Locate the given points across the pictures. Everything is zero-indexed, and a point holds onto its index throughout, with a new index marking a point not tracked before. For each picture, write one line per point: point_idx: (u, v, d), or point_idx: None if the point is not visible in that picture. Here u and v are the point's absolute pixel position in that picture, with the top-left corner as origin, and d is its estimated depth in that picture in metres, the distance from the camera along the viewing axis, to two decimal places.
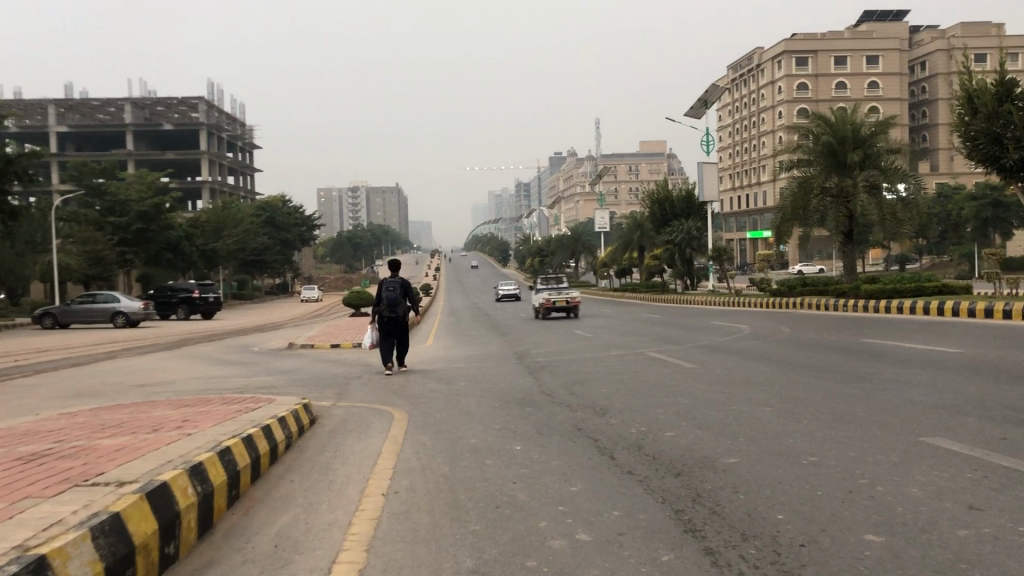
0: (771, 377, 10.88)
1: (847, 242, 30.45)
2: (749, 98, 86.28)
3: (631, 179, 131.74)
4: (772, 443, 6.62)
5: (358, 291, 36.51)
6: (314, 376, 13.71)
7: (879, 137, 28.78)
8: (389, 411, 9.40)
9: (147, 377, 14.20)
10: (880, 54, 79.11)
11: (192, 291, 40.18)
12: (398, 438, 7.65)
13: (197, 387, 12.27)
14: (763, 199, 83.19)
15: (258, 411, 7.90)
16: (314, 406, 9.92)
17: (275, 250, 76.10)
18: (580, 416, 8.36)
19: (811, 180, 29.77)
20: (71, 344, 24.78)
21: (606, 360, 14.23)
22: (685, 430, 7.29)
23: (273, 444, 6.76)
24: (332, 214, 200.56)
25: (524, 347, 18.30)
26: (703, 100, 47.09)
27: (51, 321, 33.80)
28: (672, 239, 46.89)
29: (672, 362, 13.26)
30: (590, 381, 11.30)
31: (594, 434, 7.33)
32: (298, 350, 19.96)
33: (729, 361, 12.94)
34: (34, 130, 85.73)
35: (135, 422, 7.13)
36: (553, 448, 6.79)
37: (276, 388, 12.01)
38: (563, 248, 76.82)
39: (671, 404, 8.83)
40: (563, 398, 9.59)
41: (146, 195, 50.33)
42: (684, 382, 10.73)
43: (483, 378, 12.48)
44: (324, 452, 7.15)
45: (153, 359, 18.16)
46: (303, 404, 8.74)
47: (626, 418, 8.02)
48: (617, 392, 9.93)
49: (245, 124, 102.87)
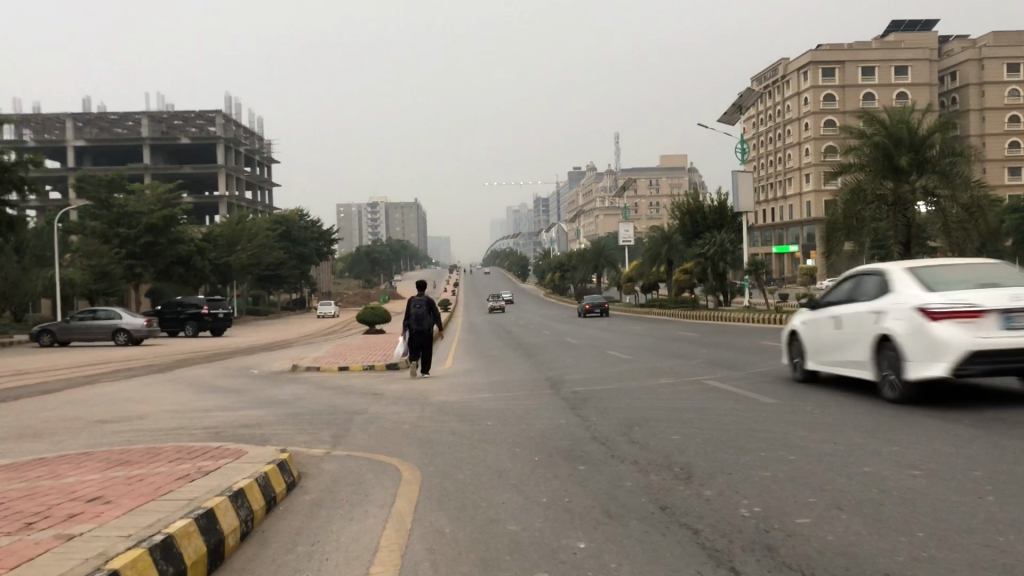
0: (880, 417, 8.58)
1: (905, 254, 27.80)
2: (774, 109, 83.98)
3: (651, 195, 129.35)
4: (991, 552, 4.27)
5: (374, 307, 34.32)
6: (313, 409, 11.51)
7: (937, 138, 26.25)
8: (396, 468, 7.08)
9: (115, 411, 11.86)
10: (908, 64, 76.20)
11: (200, 307, 38.16)
12: (405, 519, 5.40)
13: (166, 427, 9.92)
14: (792, 213, 80.70)
15: (207, 478, 5.61)
16: (302, 457, 7.68)
17: (291, 266, 74.12)
18: (660, 481, 6.12)
19: (863, 185, 27.23)
20: (62, 363, 22.74)
21: (658, 390, 11.95)
22: (828, 515, 5.04)
23: (217, 541, 4.51)
24: (352, 229, 199.20)
25: (559, 372, 15.92)
26: (737, 106, 44.69)
27: (49, 339, 31.80)
28: (704, 252, 44.40)
29: (743, 395, 10.93)
30: (652, 420, 9.07)
31: (687, 519, 5.11)
32: (302, 373, 17.68)
33: (812, 394, 10.59)
34: (52, 144, 84.65)
35: (13, 503, 4.81)
36: (636, 551, 4.54)
37: (263, 426, 9.82)
38: (585, 262, 74.35)
39: (779, 463, 6.58)
40: (624, 450, 7.34)
41: (156, 206, 48.33)
42: (775, 426, 8.37)
43: (515, 414, 10.06)
44: (298, 547, 4.84)
45: (138, 385, 15.96)
46: (278, 463, 6.48)
47: (728, 489, 5.80)
48: (693, 442, 7.64)
49: (263, 138, 101.40)
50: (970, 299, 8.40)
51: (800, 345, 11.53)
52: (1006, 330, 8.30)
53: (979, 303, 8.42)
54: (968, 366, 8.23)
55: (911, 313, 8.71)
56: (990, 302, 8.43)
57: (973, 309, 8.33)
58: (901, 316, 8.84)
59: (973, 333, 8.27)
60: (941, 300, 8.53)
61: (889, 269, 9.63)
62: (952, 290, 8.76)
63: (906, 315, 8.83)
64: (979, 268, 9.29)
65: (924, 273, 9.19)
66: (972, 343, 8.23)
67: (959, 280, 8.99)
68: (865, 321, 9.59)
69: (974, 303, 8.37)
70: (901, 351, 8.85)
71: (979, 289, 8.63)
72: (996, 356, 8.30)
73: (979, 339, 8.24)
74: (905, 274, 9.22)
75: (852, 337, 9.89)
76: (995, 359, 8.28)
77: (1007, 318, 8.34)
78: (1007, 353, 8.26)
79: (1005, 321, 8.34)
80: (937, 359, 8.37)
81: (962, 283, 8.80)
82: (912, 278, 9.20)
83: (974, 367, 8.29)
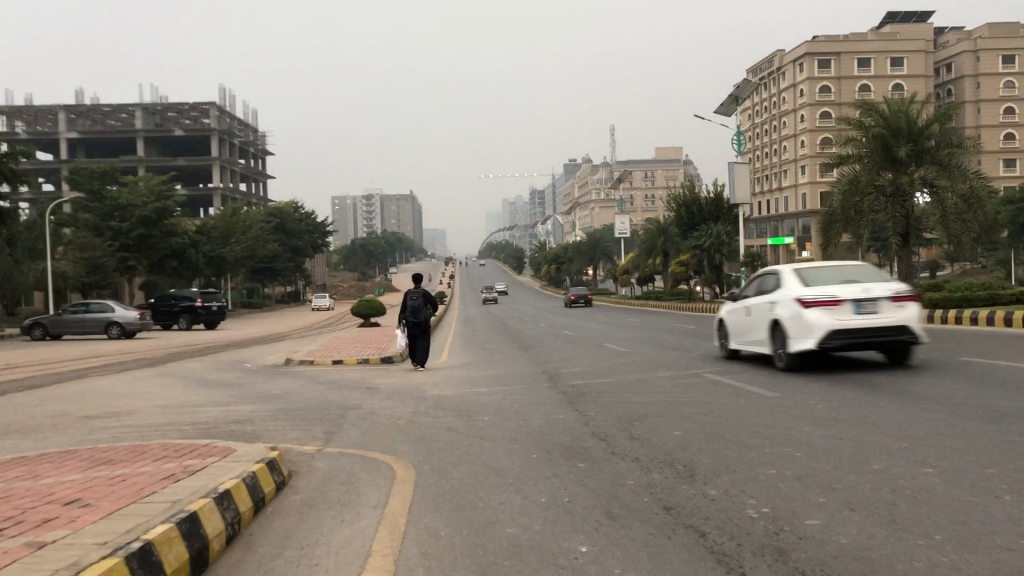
0: (882, 413, 8.39)
1: (903, 246, 27.61)
2: (770, 101, 83.71)
3: (647, 187, 129.07)
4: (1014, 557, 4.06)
5: (369, 300, 34.07)
6: (305, 404, 11.31)
7: (936, 128, 26.01)
8: (390, 466, 6.86)
9: (103, 407, 11.62)
10: (905, 56, 75.92)
11: (194, 300, 37.84)
12: (399, 521, 5.18)
13: (154, 423, 9.69)
14: (788, 205, 80.49)
15: (192, 479, 5.38)
16: (293, 455, 7.46)
17: (286, 258, 73.78)
18: (663, 480, 5.91)
19: (860, 177, 27.00)
20: (53, 357, 22.49)
21: (658, 384, 11.76)
22: (839, 517, 4.83)
23: (199, 546, 4.29)
24: (347, 222, 198.55)
25: (555, 366, 15.71)
26: (734, 97, 44.40)
27: (40, 332, 31.52)
28: (700, 244, 44.20)
29: (744, 388, 10.74)
30: (651, 415, 8.88)
31: (693, 520, 4.91)
32: (295, 367, 17.47)
33: (816, 389, 10.39)
34: (45, 136, 84.08)
35: None
36: (639, 554, 4.33)
37: (254, 422, 9.61)
38: (581, 254, 74.12)
39: (784, 461, 6.37)
40: (625, 446, 7.13)
41: (149, 198, 47.94)
42: (777, 421, 8.19)
43: (511, 409, 9.85)
44: (286, 552, 4.61)
45: (129, 379, 15.73)
46: (267, 461, 6.25)
47: (734, 489, 5.59)
48: (696, 438, 7.42)
49: (257, 130, 100.89)
50: (832, 291, 11.29)
51: (727, 330, 14.45)
52: (859, 313, 11.18)
53: (841, 293, 11.29)
54: (831, 340, 11.15)
55: (793, 303, 11.63)
56: (850, 293, 11.30)
57: (835, 299, 11.22)
58: (787, 305, 11.76)
59: (835, 317, 11.19)
60: (813, 293, 11.43)
61: (783, 268, 12.53)
62: (824, 284, 11.66)
63: (792, 303, 11.73)
64: (852, 268, 12.13)
65: (806, 270, 12.06)
66: (833, 324, 11.15)
67: (833, 276, 11.84)
68: (766, 310, 12.52)
69: (836, 293, 11.26)
70: (787, 332, 11.79)
71: (844, 283, 11.49)
72: (852, 333, 11.20)
73: (838, 321, 11.15)
74: (792, 271, 12.07)
75: (758, 322, 12.87)
76: (853, 335, 11.17)
77: (859, 304, 11.24)
78: (860, 332, 11.18)
79: (859, 307, 11.23)
80: (810, 337, 11.31)
81: (832, 279, 11.67)
82: (799, 276, 12.07)
83: (837, 341, 11.21)
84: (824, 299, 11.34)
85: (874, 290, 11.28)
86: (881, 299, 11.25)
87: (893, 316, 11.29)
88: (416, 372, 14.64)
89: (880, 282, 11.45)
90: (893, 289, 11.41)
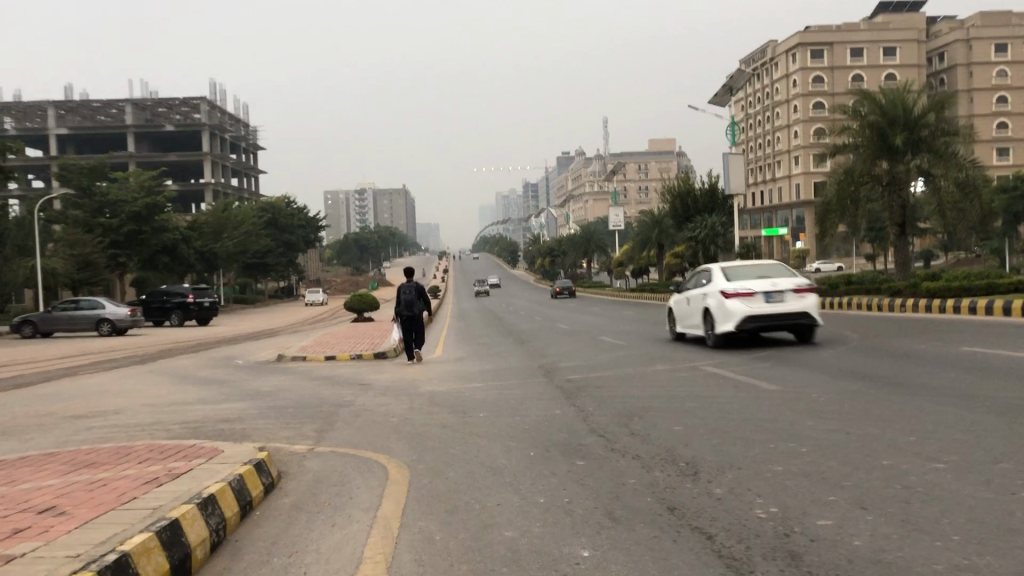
0: (886, 405, 8.20)
1: (900, 235, 27.50)
2: (762, 92, 83.51)
3: (639, 179, 128.88)
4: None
5: (362, 294, 33.80)
6: (296, 402, 11.08)
7: (933, 116, 25.81)
8: (383, 466, 6.64)
9: (91, 406, 11.37)
10: (897, 45, 75.72)
11: (186, 296, 37.55)
12: (392, 525, 4.97)
13: (141, 423, 9.46)
14: (782, 196, 80.39)
15: (176, 483, 5.16)
16: (282, 455, 7.22)
17: (279, 253, 73.40)
18: (666, 479, 5.71)
19: (856, 166, 26.83)
20: (43, 355, 22.22)
21: (656, 378, 11.57)
22: (852, 517, 4.64)
23: (180, 556, 4.06)
24: (340, 216, 197.79)
25: (551, 360, 15.52)
26: (728, 87, 44.13)
27: (30, 330, 31.19)
28: (694, 235, 43.99)
29: (743, 381, 10.56)
30: (651, 410, 8.68)
31: (699, 522, 4.71)
32: (288, 363, 17.24)
33: (816, 381, 10.23)
34: (34, 133, 83.45)
35: None
36: (644, 560, 4.14)
37: (244, 420, 9.39)
38: (575, 247, 73.93)
39: (789, 456, 6.17)
40: (624, 444, 6.92)
41: (139, 194, 47.56)
42: (780, 414, 7.98)
43: (507, 405, 9.64)
44: (273, 560, 4.40)
45: (119, 377, 15.48)
46: (255, 463, 6.02)
47: (740, 488, 5.40)
48: (697, 433, 7.22)
49: (248, 125, 100.31)
50: (749, 284, 14.03)
51: (675, 316, 17.29)
52: (770, 303, 13.91)
53: (755, 286, 14.06)
54: (746, 324, 13.91)
55: (718, 295, 14.44)
56: (763, 286, 14.06)
57: (749, 291, 14.01)
58: (714, 296, 14.56)
59: (750, 305, 13.98)
60: (734, 286, 14.19)
61: (716, 266, 15.28)
62: (744, 279, 14.46)
63: (720, 295, 14.50)
64: (769, 266, 14.89)
65: (733, 267, 14.76)
66: (748, 311, 13.95)
67: (752, 273, 14.58)
68: (700, 300, 15.35)
69: (752, 286, 14.02)
70: (715, 317, 14.60)
71: (759, 277, 14.22)
72: (764, 318, 13.96)
73: (752, 308, 13.88)
74: (721, 268, 14.78)
75: (695, 310, 15.68)
76: (765, 321, 13.91)
77: (769, 295, 14.02)
78: (770, 317, 13.97)
79: (770, 298, 13.96)
80: (730, 322, 14.14)
81: (751, 275, 14.38)
82: (727, 271, 14.82)
83: (751, 324, 13.95)
84: (742, 291, 14.11)
85: (781, 284, 14.02)
86: (788, 291, 13.98)
87: (797, 304, 14.01)
88: (410, 366, 14.43)
89: (787, 277, 14.18)
90: (798, 283, 14.13)
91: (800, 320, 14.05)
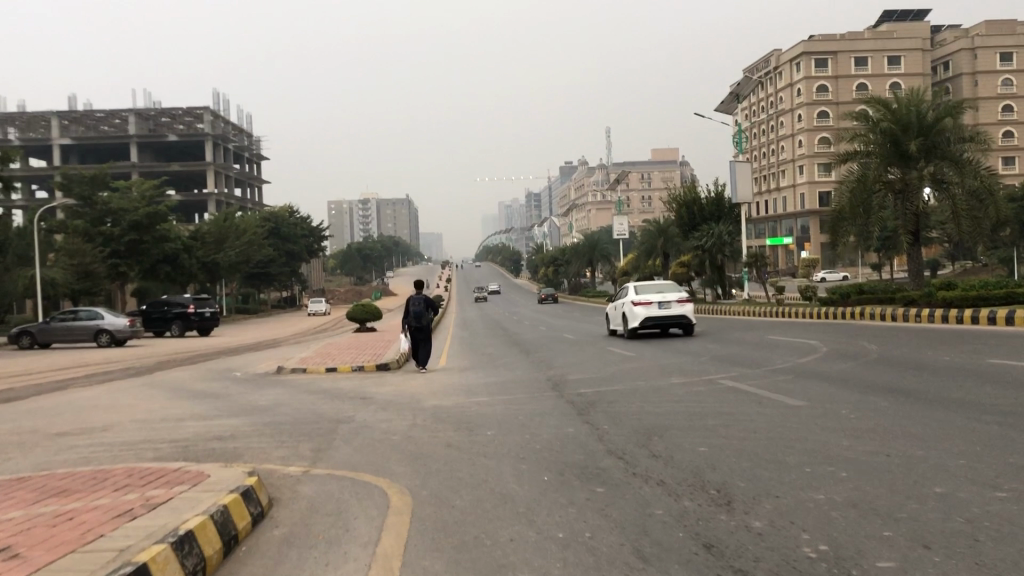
0: (922, 424, 7.65)
1: (913, 243, 26.89)
2: (767, 101, 83.07)
3: (642, 189, 128.14)
4: None
5: (365, 304, 33.24)
6: (294, 417, 10.57)
7: (948, 123, 25.26)
8: (383, 492, 6.07)
9: (80, 422, 10.85)
10: (902, 54, 75.15)
11: (187, 306, 37.00)
12: (391, 564, 4.42)
13: (129, 440, 8.92)
14: (787, 205, 79.76)
15: (153, 516, 4.61)
16: (275, 478, 6.68)
17: (282, 263, 72.86)
18: (698, 509, 5.15)
19: (869, 172, 26.30)
20: (39, 367, 21.68)
21: (671, 391, 11.05)
22: (915, 558, 4.08)
23: None
24: (343, 226, 197.00)
25: (559, 371, 15.02)
26: (735, 94, 43.67)
27: (28, 341, 30.61)
28: (701, 244, 43.42)
29: (763, 395, 10.02)
30: (669, 428, 8.14)
31: (741, 564, 4.15)
32: (287, 375, 16.73)
33: (841, 395, 9.71)
34: (37, 142, 83.10)
35: None
36: None
37: (237, 438, 8.84)
38: (580, 256, 73.53)
39: (831, 484, 5.58)
40: (646, 467, 6.37)
41: (141, 204, 47.04)
42: (810, 434, 7.42)
43: (516, 421, 9.16)
44: None
45: (113, 390, 14.97)
46: (243, 490, 5.45)
47: (783, 520, 4.82)
48: (723, 455, 6.67)
49: (251, 135, 99.92)
50: (648, 295, 20.43)
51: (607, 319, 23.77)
52: (662, 308, 20.30)
53: (652, 297, 20.47)
54: (644, 322, 20.29)
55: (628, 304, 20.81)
56: (657, 298, 20.47)
57: (648, 301, 20.37)
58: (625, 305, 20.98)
59: (648, 310, 20.37)
60: (638, 297, 20.54)
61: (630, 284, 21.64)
62: (646, 292, 20.87)
63: (629, 303, 20.87)
64: (664, 284, 21.31)
65: (640, 284, 21.10)
66: (647, 314, 20.38)
67: (653, 288, 20.95)
68: (619, 307, 21.78)
69: (649, 297, 20.39)
70: (627, 320, 20.96)
71: (656, 291, 20.60)
72: (657, 319, 20.35)
73: (648, 312, 20.25)
74: (631, 285, 21.13)
75: (617, 314, 22.12)
76: (658, 320, 20.32)
77: (660, 304, 20.42)
78: (662, 318, 20.38)
79: (661, 305, 20.38)
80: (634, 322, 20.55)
81: (651, 289, 20.74)
82: (635, 287, 21.20)
83: (648, 322, 20.31)
84: (644, 301, 20.49)
85: (670, 296, 20.45)
86: (674, 301, 20.44)
87: (679, 309, 20.46)
88: (414, 377, 13.99)
89: (673, 291, 20.60)
90: (681, 295, 20.58)
91: (683, 320, 20.49)
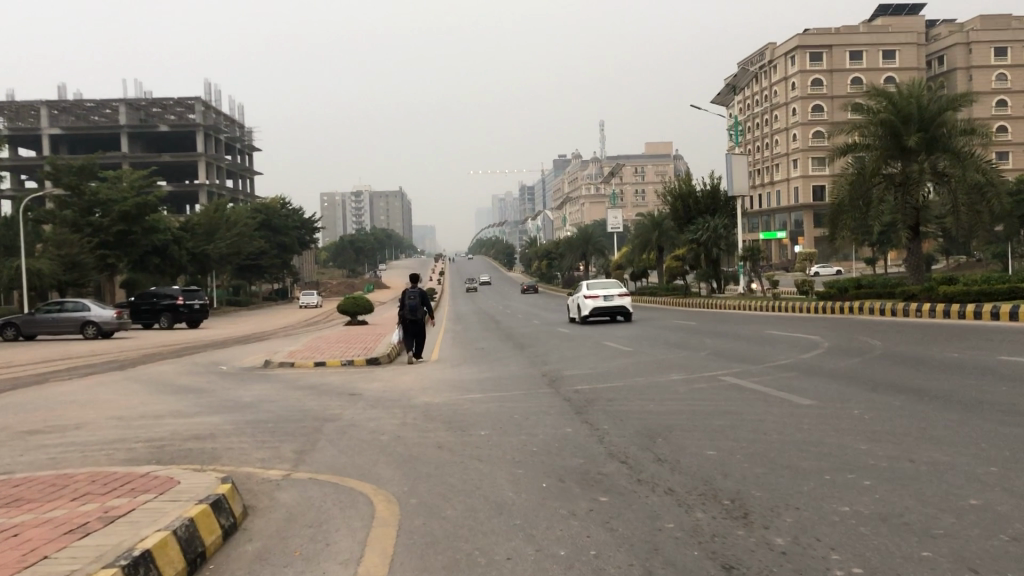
0: (940, 425, 7.22)
1: (913, 236, 26.45)
2: (761, 94, 82.50)
3: (636, 182, 127.61)
4: None
5: (356, 297, 32.77)
6: (280, 413, 10.13)
7: (950, 115, 24.77)
8: (369, 501, 5.60)
9: (55, 418, 10.38)
10: (896, 48, 74.86)
11: (175, 298, 36.43)
12: None
13: (103, 439, 8.44)
14: (781, 199, 79.44)
15: (109, 532, 4.13)
16: (254, 482, 6.19)
17: (273, 255, 72.21)
18: (715, 523, 4.69)
19: (869, 165, 25.85)
20: (20, 360, 21.15)
21: (672, 388, 10.65)
22: None
23: None
24: (336, 219, 195.98)
25: (554, 366, 14.61)
26: (731, 86, 43.19)
27: (12, 332, 30.02)
28: (697, 237, 42.96)
29: (768, 393, 9.61)
30: (674, 428, 7.71)
31: None
32: (274, 369, 16.27)
33: (848, 393, 9.30)
34: (26, 132, 82.21)
35: None
36: None
37: (216, 438, 8.36)
38: (573, 250, 73.11)
39: (858, 495, 5.12)
40: (652, 473, 5.91)
41: (130, 194, 46.27)
42: (824, 436, 6.98)
43: (511, 419, 8.73)
44: None
45: (93, 385, 14.48)
46: (214, 501, 4.96)
47: (810, 537, 4.35)
48: (735, 460, 6.21)
49: (243, 126, 99.10)
50: (595, 290, 23.84)
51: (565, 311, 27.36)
52: (607, 300, 23.69)
53: (599, 292, 23.92)
54: (592, 311, 23.61)
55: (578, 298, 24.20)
56: (603, 292, 23.86)
57: (595, 295, 23.75)
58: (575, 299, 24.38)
59: (594, 302, 23.74)
60: (587, 292, 23.96)
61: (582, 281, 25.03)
62: (594, 287, 24.26)
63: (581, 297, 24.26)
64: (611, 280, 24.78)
65: (591, 281, 24.50)
66: (593, 306, 23.77)
67: (601, 284, 24.39)
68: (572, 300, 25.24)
69: (597, 292, 23.81)
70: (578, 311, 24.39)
71: (602, 287, 24.10)
72: (603, 309, 23.73)
73: (595, 302, 23.56)
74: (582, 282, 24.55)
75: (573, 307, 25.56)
76: (603, 310, 23.71)
77: (605, 297, 23.83)
78: (606, 309, 23.76)
79: (606, 298, 23.78)
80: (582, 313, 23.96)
81: (599, 285, 24.17)
82: (586, 285, 24.61)
83: (595, 312, 23.58)
84: (591, 295, 23.88)
85: (613, 290, 23.91)
86: (616, 294, 23.94)
87: (621, 301, 23.92)
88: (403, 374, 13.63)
89: (617, 287, 24.10)
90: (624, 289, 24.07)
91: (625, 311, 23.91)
